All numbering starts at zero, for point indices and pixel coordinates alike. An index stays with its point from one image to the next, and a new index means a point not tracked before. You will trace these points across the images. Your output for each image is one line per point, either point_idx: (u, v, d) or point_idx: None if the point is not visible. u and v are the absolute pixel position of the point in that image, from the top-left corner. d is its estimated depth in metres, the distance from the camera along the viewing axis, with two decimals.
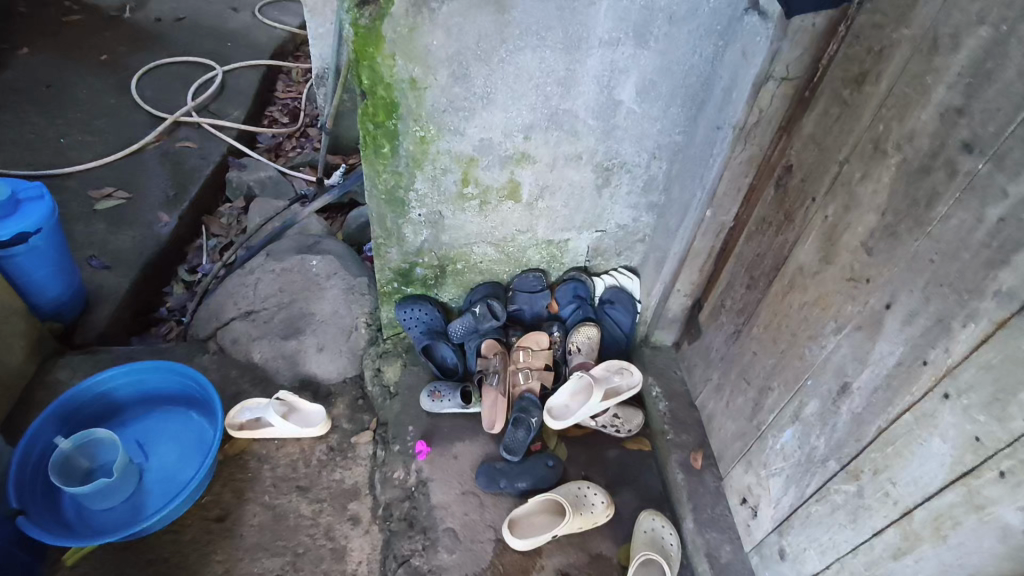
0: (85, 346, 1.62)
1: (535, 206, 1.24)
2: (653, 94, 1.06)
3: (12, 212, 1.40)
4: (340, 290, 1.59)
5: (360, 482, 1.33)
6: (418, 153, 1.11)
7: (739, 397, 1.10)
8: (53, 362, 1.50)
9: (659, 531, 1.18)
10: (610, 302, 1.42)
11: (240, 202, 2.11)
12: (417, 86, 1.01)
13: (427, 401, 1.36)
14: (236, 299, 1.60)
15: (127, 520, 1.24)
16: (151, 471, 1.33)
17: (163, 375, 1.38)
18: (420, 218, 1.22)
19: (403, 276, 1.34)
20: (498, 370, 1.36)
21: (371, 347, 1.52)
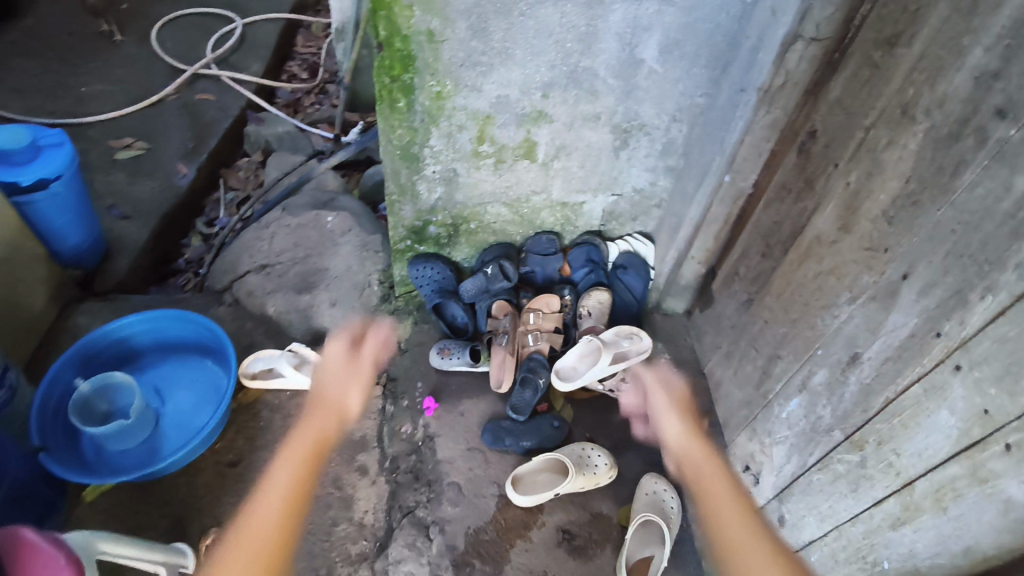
0: (105, 294, 1.65)
1: (550, 166, 1.22)
2: (677, 53, 1.03)
3: (34, 158, 1.43)
4: (353, 247, 1.60)
5: (368, 435, 1.36)
6: (433, 109, 1.09)
7: (748, 365, 1.09)
8: (73, 309, 1.55)
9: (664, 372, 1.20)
10: (623, 267, 1.39)
11: (257, 155, 2.11)
12: (434, 39, 0.99)
13: (436, 358, 1.37)
14: (252, 253, 1.62)
15: (145, 462, 1.29)
16: (168, 416, 1.37)
17: (178, 324, 1.41)
18: (434, 175, 1.21)
19: (416, 234, 1.34)
20: (508, 330, 1.36)
21: (382, 304, 1.52)
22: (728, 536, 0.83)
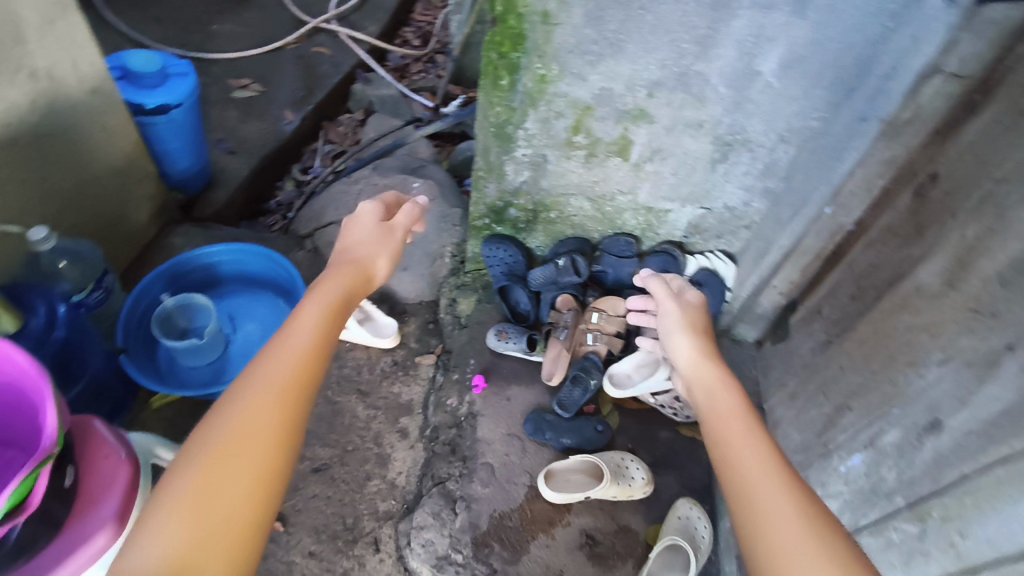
0: (201, 221, 1.76)
1: (642, 168, 1.19)
2: (799, 71, 0.95)
3: (161, 83, 1.53)
4: (433, 216, 1.63)
5: (415, 400, 1.39)
6: (534, 91, 1.09)
7: (813, 409, 1.03)
8: (171, 229, 1.66)
9: (664, 278, 1.00)
10: (699, 284, 1.29)
11: (359, 114, 2.19)
12: (548, 21, 0.98)
13: (492, 339, 1.37)
14: (338, 206, 1.68)
15: (209, 381, 1.37)
16: (237, 344, 1.44)
17: (261, 260, 1.48)
18: (524, 158, 1.21)
19: (496, 214, 1.35)
20: (569, 326, 1.35)
21: (451, 277, 1.55)
22: (714, 388, 0.81)
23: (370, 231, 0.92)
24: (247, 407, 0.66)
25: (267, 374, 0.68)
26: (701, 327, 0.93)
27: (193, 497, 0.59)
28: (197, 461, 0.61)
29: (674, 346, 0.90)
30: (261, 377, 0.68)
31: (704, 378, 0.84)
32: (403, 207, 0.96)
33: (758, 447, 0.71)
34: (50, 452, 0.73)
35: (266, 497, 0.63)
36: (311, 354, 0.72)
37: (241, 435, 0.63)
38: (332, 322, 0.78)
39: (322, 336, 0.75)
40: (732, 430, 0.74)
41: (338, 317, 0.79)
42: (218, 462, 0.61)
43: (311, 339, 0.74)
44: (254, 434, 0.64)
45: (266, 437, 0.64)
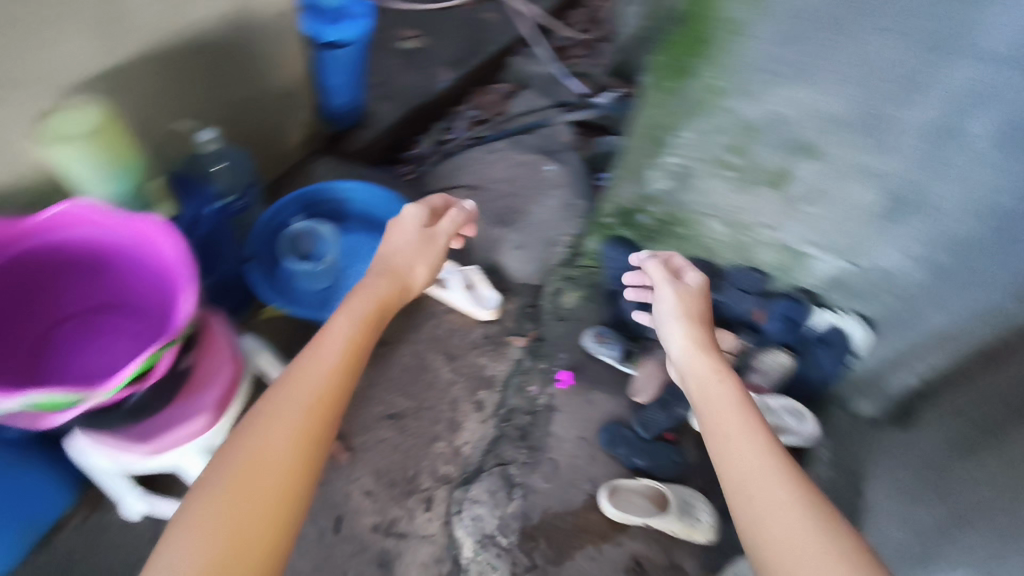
0: (343, 156, 1.84)
1: (795, 205, 1.10)
2: (1013, 142, 0.84)
3: (340, 19, 1.61)
4: (560, 203, 1.63)
5: (497, 376, 1.39)
6: (701, 101, 1.08)
7: (920, 510, 0.94)
8: (316, 158, 1.76)
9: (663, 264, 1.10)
10: (823, 341, 1.21)
11: (510, 86, 2.19)
12: (740, 31, 0.98)
13: (588, 340, 1.35)
14: (471, 172, 1.72)
15: (315, 303, 1.41)
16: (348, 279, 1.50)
17: (390, 207, 1.55)
18: (670, 166, 1.18)
19: (625, 216, 1.32)
20: (669, 348, 1.29)
21: (561, 267, 1.51)
22: (705, 377, 0.91)
23: (408, 261, 1.06)
24: (281, 405, 0.79)
25: (299, 379, 0.82)
26: (696, 312, 1.02)
27: (223, 496, 0.70)
28: (240, 451, 0.74)
29: (666, 335, 1.00)
30: (295, 380, 0.82)
31: (700, 369, 0.93)
32: (443, 224, 1.11)
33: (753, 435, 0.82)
34: (177, 336, 0.77)
35: (290, 498, 0.73)
36: (339, 366, 0.85)
37: (274, 429, 0.76)
38: (359, 338, 0.91)
39: (351, 350, 0.89)
40: (724, 418, 0.85)
41: (365, 336, 0.92)
42: (255, 456, 0.73)
43: (340, 352, 0.87)
44: (285, 430, 0.77)
45: (293, 434, 0.76)
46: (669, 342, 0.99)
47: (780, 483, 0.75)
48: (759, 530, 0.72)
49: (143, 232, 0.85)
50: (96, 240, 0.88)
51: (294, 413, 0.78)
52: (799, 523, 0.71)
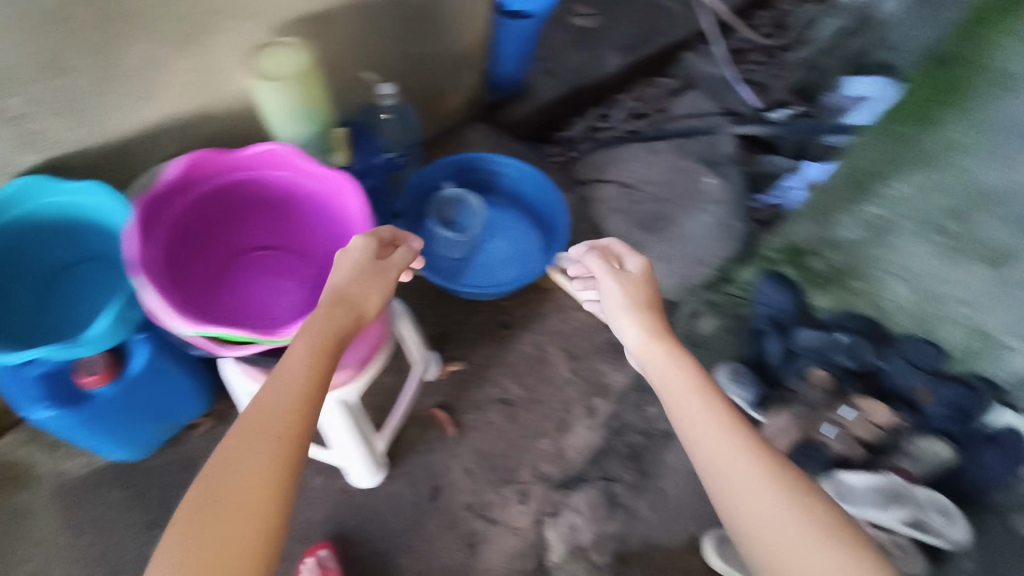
0: (498, 127, 1.82)
1: (1007, 288, 1.04)
2: None
3: None
4: (714, 220, 1.52)
5: (614, 386, 1.36)
6: (931, 152, 1.09)
7: None
8: (472, 124, 1.75)
9: (603, 252, 0.93)
10: (995, 442, 1.08)
11: (677, 82, 2.05)
12: (1001, 83, 1.04)
13: (722, 375, 1.28)
14: (623, 168, 1.63)
15: (448, 274, 1.43)
16: (483, 254, 1.48)
17: (538, 191, 1.50)
18: (870, 218, 1.15)
19: (794, 255, 1.25)
20: (810, 406, 1.19)
21: (703, 289, 1.45)
22: (665, 369, 0.81)
23: (362, 293, 0.78)
24: (226, 506, 0.62)
25: (239, 461, 0.64)
26: (647, 298, 0.88)
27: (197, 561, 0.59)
28: (187, 559, 0.60)
29: (619, 329, 0.88)
30: (236, 465, 0.64)
31: (653, 353, 0.83)
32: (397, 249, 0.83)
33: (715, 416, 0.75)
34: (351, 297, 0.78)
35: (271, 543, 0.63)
36: (284, 429, 0.67)
37: (228, 536, 0.61)
38: (310, 381, 0.70)
39: (293, 401, 0.68)
40: (683, 400, 0.77)
41: (322, 374, 0.71)
42: (217, 567, 0.59)
43: (270, 418, 0.67)
44: (246, 520, 0.62)
45: (256, 521, 0.62)
46: (625, 335, 0.86)
47: (763, 481, 0.69)
48: (754, 531, 0.68)
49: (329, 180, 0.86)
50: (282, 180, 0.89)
51: (264, 443, 0.65)
52: (786, 521, 0.67)
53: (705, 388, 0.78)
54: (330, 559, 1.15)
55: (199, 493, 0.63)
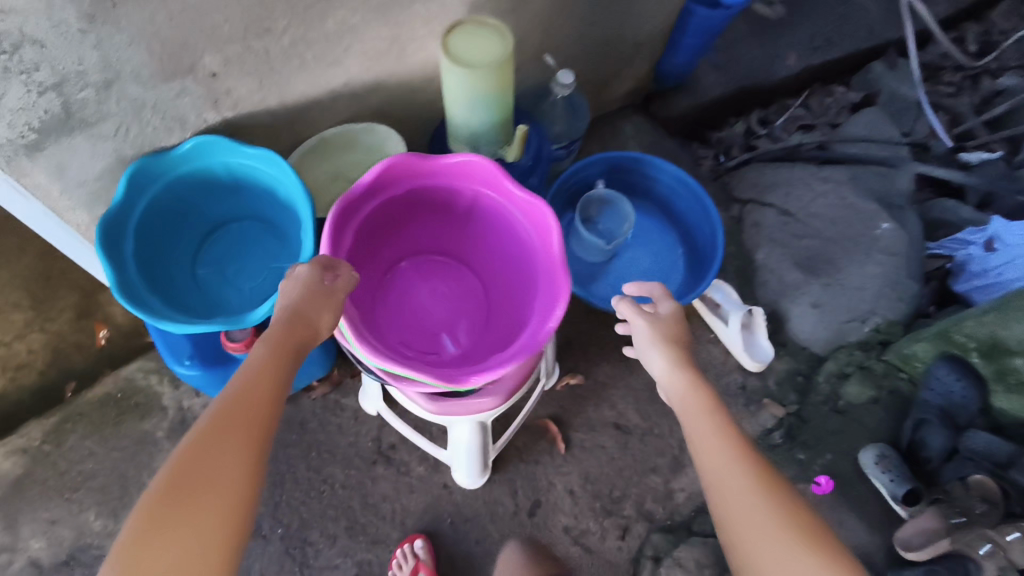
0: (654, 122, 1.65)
1: None
2: None
3: None
4: (882, 276, 1.32)
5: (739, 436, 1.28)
6: None
7: None
8: (628, 112, 1.60)
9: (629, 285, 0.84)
10: None
11: (857, 92, 1.65)
12: None
13: (867, 455, 1.17)
14: (787, 192, 1.45)
15: (582, 279, 1.34)
16: (621, 263, 1.38)
17: (693, 207, 1.35)
18: None
19: (991, 350, 1.07)
20: (970, 518, 1.04)
21: (859, 350, 1.30)
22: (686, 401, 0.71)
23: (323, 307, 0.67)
24: (171, 524, 0.52)
25: (190, 471, 0.54)
26: (678, 334, 0.78)
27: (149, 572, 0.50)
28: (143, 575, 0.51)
29: (647, 360, 0.78)
30: (183, 477, 0.54)
31: (671, 379, 0.74)
32: (343, 269, 0.71)
33: (725, 442, 0.66)
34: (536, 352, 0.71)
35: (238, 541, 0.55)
36: (245, 429, 0.58)
37: (181, 562, 0.51)
38: (266, 377, 0.61)
39: (253, 398, 0.59)
40: (693, 426, 0.69)
41: (281, 370, 0.62)
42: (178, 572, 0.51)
43: (225, 419, 0.57)
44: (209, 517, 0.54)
45: (223, 517, 0.54)
46: (650, 363, 0.77)
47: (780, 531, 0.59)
48: None
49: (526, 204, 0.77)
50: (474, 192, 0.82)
51: (229, 437, 0.57)
52: None
53: (712, 409, 0.69)
54: (425, 553, 1.14)
55: (141, 511, 0.53)
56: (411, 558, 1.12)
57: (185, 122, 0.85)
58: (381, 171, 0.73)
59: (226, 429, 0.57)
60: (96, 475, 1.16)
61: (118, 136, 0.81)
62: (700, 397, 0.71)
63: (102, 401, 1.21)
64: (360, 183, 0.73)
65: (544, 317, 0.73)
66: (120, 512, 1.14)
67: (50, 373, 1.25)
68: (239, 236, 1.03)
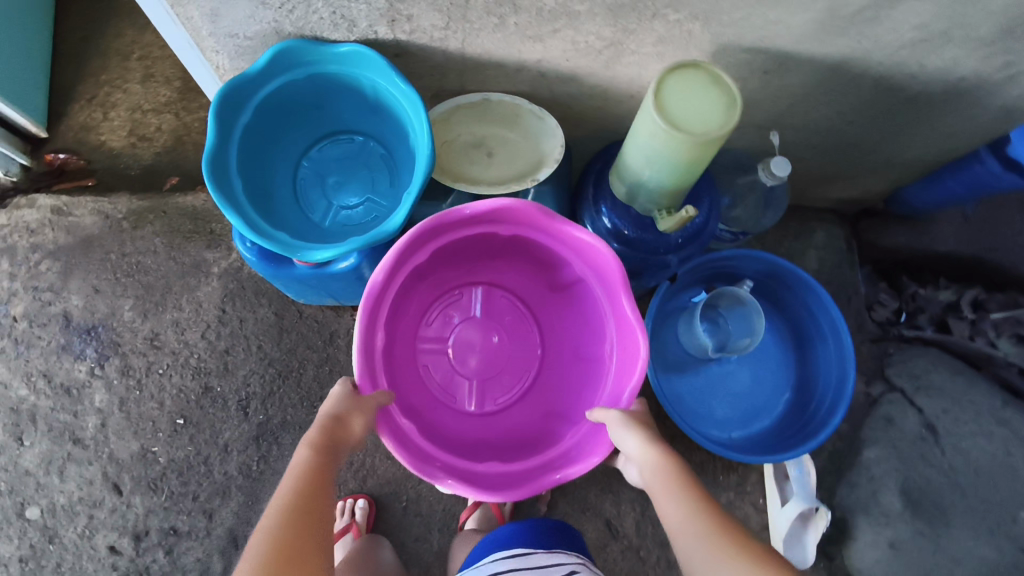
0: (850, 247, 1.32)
1: None
2: None
3: None
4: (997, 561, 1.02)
5: None
6: None
7: None
8: (833, 216, 1.34)
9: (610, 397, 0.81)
10: None
11: None
12: None
13: None
14: (950, 402, 1.13)
15: (667, 367, 1.16)
16: (716, 371, 1.17)
17: (829, 364, 1.12)
18: None
19: None
20: None
21: None
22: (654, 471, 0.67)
23: (353, 411, 0.71)
24: None
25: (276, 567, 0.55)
26: (652, 424, 0.75)
27: None
28: None
29: (622, 443, 0.74)
30: None
31: (636, 450, 0.71)
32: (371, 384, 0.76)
33: (693, 512, 0.62)
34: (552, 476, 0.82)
35: None
36: (315, 518, 0.60)
37: None
38: (316, 485, 0.62)
39: (316, 490, 0.62)
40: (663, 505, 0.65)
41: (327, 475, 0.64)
42: None
43: (290, 524, 0.58)
44: None
45: None
46: (627, 449, 0.72)
47: None
48: None
49: (626, 341, 0.85)
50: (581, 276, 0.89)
51: (302, 531, 0.58)
52: None
53: (675, 473, 0.66)
54: (360, 516, 1.12)
55: None
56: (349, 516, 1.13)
57: (353, 25, 0.76)
58: (505, 205, 0.79)
59: (291, 549, 0.56)
60: (150, 272, 1.20)
61: (280, 9, 0.73)
62: (661, 461, 0.68)
63: (186, 211, 1.24)
64: (480, 205, 0.78)
65: (560, 465, 0.83)
66: (151, 315, 1.18)
67: (162, 159, 1.30)
68: (358, 149, 0.95)
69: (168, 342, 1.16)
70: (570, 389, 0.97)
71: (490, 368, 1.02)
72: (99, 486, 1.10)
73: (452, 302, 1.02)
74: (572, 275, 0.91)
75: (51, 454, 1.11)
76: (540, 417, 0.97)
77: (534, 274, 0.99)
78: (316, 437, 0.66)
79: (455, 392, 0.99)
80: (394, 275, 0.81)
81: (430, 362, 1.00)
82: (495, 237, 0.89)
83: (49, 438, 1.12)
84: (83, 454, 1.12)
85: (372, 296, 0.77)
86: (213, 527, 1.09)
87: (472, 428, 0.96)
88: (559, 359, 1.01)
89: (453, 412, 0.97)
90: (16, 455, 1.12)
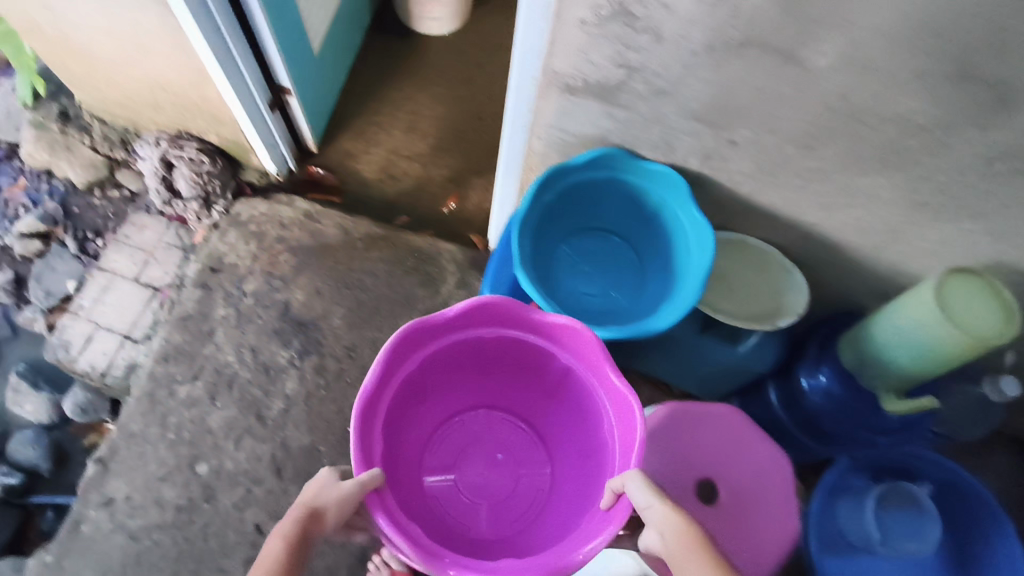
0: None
1: None
2: None
3: None
4: None
5: None
6: None
7: None
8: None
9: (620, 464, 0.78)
10: None
11: None
12: None
13: None
14: None
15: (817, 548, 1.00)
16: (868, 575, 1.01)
17: None
18: None
19: None
20: None
21: None
22: (675, 544, 0.65)
23: (330, 501, 0.72)
24: None
25: None
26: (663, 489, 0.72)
27: None
28: None
29: (641, 507, 0.70)
30: None
31: (662, 520, 0.67)
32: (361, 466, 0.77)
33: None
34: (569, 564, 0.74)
35: None
36: None
37: None
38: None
39: None
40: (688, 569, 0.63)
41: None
42: None
43: None
44: None
45: None
46: (649, 517, 0.68)
47: None
48: None
49: (626, 422, 0.82)
50: (569, 369, 0.91)
51: None
52: None
53: (700, 548, 0.64)
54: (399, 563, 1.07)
55: None
56: (383, 566, 1.08)
57: (671, 151, 0.86)
58: (482, 301, 0.84)
59: None
60: (366, 290, 1.33)
61: (620, 124, 0.84)
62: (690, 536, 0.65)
63: (411, 249, 1.38)
64: (456, 307, 0.83)
65: (578, 545, 0.76)
66: (356, 327, 1.29)
67: (399, 198, 1.51)
68: (611, 246, 1.04)
69: (363, 356, 1.27)
70: (575, 484, 0.95)
71: (502, 488, 1.02)
72: (264, 466, 1.18)
73: (451, 431, 1.04)
74: (562, 372, 0.92)
75: (235, 422, 1.21)
76: (551, 523, 0.96)
77: (520, 382, 1.02)
78: (288, 533, 0.69)
79: (469, 515, 1.00)
80: (385, 382, 0.84)
81: (441, 495, 1.00)
82: (493, 344, 0.92)
83: (238, 406, 1.22)
84: (262, 431, 1.21)
85: (369, 392, 0.79)
86: (348, 541, 1.13)
87: (490, 547, 0.95)
88: (567, 461, 1.00)
89: (471, 538, 0.96)
90: (205, 413, 1.22)
